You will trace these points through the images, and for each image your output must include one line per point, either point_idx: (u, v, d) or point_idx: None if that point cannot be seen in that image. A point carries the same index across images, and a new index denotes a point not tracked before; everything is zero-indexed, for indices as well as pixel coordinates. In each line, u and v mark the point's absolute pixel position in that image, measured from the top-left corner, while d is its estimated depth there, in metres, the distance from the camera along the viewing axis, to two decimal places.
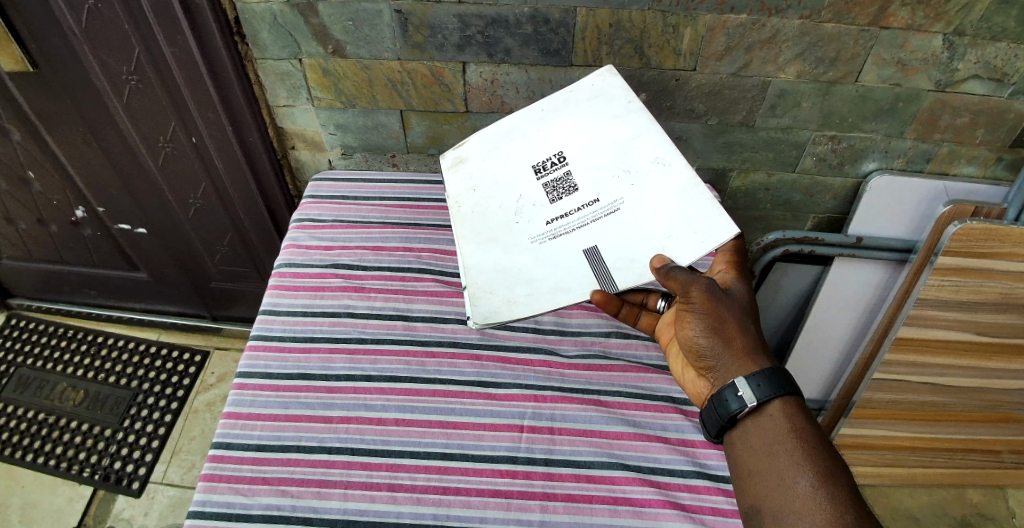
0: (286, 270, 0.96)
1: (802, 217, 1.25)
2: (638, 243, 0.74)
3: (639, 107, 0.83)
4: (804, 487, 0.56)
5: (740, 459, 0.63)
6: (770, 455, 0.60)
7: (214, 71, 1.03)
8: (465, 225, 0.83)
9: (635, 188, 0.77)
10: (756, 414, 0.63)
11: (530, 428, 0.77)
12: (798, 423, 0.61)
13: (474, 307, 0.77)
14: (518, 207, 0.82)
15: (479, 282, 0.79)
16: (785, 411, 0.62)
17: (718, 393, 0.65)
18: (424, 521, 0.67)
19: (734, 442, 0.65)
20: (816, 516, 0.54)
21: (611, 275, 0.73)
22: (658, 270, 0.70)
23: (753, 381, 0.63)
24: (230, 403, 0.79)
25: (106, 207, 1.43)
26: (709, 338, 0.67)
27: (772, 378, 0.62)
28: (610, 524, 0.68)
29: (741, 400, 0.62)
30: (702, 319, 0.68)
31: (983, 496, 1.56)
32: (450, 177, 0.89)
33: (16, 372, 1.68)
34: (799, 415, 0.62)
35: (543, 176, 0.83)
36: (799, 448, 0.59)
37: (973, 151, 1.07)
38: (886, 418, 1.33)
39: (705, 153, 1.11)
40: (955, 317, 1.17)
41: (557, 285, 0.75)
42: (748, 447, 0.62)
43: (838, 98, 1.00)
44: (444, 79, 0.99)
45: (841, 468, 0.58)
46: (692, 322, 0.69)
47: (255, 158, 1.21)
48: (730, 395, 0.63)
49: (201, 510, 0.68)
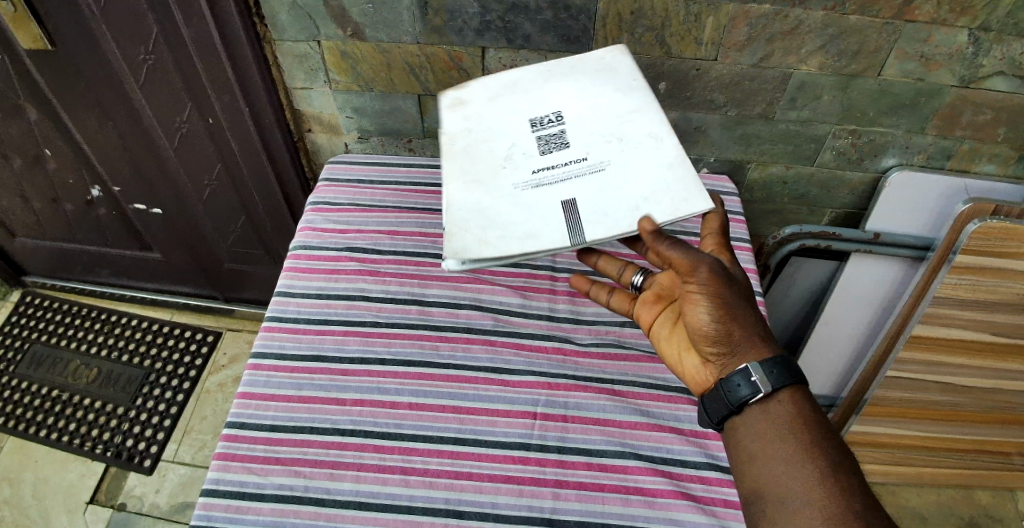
0: (301, 252, 0.97)
1: (819, 212, 1.24)
2: (615, 201, 0.70)
3: (644, 84, 0.82)
4: (813, 474, 0.55)
5: (743, 445, 0.61)
6: (778, 442, 0.59)
7: (231, 53, 1.03)
8: (455, 162, 0.77)
9: (623, 153, 0.75)
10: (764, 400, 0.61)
11: (542, 415, 0.77)
12: (807, 410, 0.60)
13: (448, 241, 0.68)
14: (508, 154, 0.77)
15: (456, 217, 0.71)
16: (793, 398, 0.61)
17: (726, 379, 0.62)
18: (435, 505, 0.67)
19: (737, 425, 0.62)
20: (825, 501, 0.53)
21: (581, 228, 0.68)
22: (666, 243, 0.65)
23: (765, 367, 0.61)
24: (244, 383, 0.80)
25: (121, 187, 1.43)
26: (713, 324, 0.63)
27: (783, 365, 0.61)
28: (621, 513, 0.68)
29: (752, 385, 0.60)
30: (708, 302, 0.64)
31: (991, 498, 1.55)
32: (449, 117, 0.82)
33: (30, 349, 1.70)
34: (806, 402, 0.61)
35: (539, 130, 0.79)
36: (807, 436, 0.58)
37: (994, 149, 1.06)
38: (896, 416, 1.32)
39: (723, 144, 1.11)
40: (970, 316, 1.16)
41: (528, 232, 0.68)
42: (753, 430, 0.61)
43: (859, 92, 0.99)
44: (462, 65, 0.98)
45: (846, 457, 0.58)
46: (696, 304, 0.64)
47: (270, 140, 1.21)
48: (740, 381, 0.61)
49: (214, 489, 0.68)
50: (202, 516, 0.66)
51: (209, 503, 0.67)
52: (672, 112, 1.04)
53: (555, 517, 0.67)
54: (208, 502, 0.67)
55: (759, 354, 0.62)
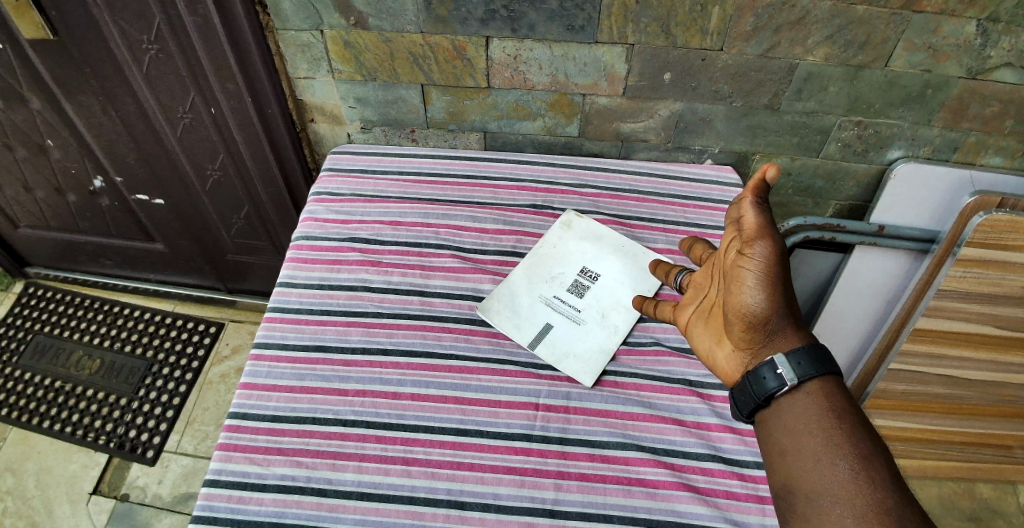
0: (303, 243, 0.96)
1: (823, 204, 1.23)
2: None
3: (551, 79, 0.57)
4: (843, 467, 0.57)
5: (774, 438, 0.64)
6: (807, 435, 0.61)
7: (234, 41, 1.02)
8: None
9: None
10: (793, 391, 0.64)
11: (544, 406, 0.77)
12: (836, 404, 0.62)
13: None
14: None
15: None
16: (822, 390, 0.63)
17: (755, 370, 0.66)
18: (437, 496, 0.67)
19: (768, 417, 0.66)
20: (855, 494, 0.55)
21: None
22: (758, 211, 0.65)
23: (792, 359, 0.64)
24: (247, 374, 0.80)
25: (123, 177, 1.43)
26: (759, 307, 0.66)
27: (811, 355, 0.64)
28: (624, 505, 0.68)
29: (778, 377, 0.63)
30: (759, 286, 0.66)
31: (991, 491, 1.55)
32: None
33: (32, 339, 1.70)
34: (837, 396, 0.63)
35: None
36: (837, 428, 0.60)
37: (1000, 141, 1.05)
38: (899, 409, 1.32)
39: (728, 136, 1.10)
40: (973, 309, 1.15)
41: None
42: (781, 425, 0.64)
43: (867, 83, 0.98)
44: (466, 54, 0.98)
45: (878, 448, 0.59)
46: (745, 285, 0.67)
47: (272, 130, 1.20)
48: (767, 373, 0.64)
49: (216, 479, 0.68)
50: (204, 506, 0.66)
51: (210, 493, 0.67)
52: (677, 102, 1.04)
53: (557, 508, 0.67)
54: (210, 493, 0.67)
55: (791, 344, 0.66)
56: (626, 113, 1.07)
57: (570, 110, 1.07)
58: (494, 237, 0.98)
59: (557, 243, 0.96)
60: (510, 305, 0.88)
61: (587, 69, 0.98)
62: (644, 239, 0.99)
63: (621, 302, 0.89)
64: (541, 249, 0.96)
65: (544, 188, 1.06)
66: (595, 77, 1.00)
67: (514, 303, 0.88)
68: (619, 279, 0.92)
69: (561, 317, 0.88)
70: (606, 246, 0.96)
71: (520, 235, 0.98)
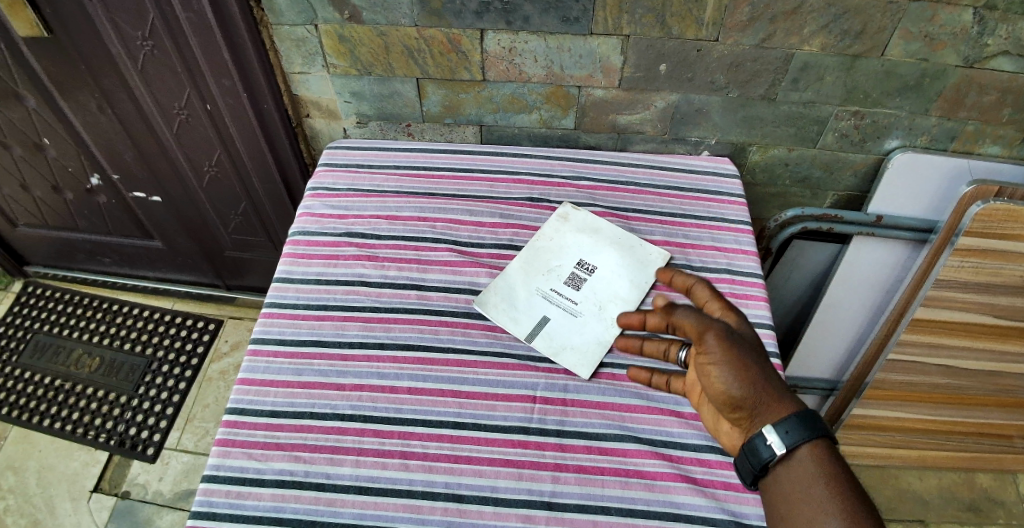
0: (299, 238, 0.96)
1: (821, 195, 1.23)
2: None
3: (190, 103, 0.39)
4: None
5: (770, 503, 0.59)
6: (800, 501, 0.56)
7: (228, 36, 1.02)
8: None
9: None
10: (789, 460, 0.58)
11: (542, 399, 0.77)
12: (834, 465, 0.56)
13: None
14: None
15: None
16: (816, 454, 0.57)
17: (749, 445, 0.60)
18: (435, 490, 0.67)
19: (766, 484, 0.60)
20: None
21: None
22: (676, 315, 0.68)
23: (781, 427, 0.58)
24: (244, 370, 0.80)
25: (121, 174, 1.43)
26: (735, 393, 0.61)
27: (798, 421, 0.57)
28: (622, 496, 0.68)
29: (770, 447, 0.58)
30: (721, 373, 0.63)
31: (991, 480, 1.56)
32: None
33: (32, 338, 1.70)
34: (833, 459, 0.57)
35: None
36: (829, 495, 0.54)
37: (999, 130, 1.05)
38: (898, 399, 1.32)
39: (725, 127, 1.10)
40: (972, 299, 1.15)
41: None
42: (781, 494, 0.58)
43: (863, 72, 0.98)
44: (461, 47, 0.97)
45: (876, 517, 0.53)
46: (710, 377, 0.64)
47: (268, 126, 1.20)
48: (759, 444, 0.59)
49: (214, 475, 0.68)
50: (203, 502, 0.66)
51: (209, 489, 0.67)
52: (673, 94, 1.03)
53: (556, 500, 0.67)
54: (209, 488, 0.67)
55: (783, 411, 0.60)
56: (622, 105, 1.06)
57: (566, 103, 1.07)
58: (490, 230, 0.98)
59: (553, 237, 0.96)
60: (507, 298, 0.88)
61: (583, 61, 0.98)
62: (640, 231, 0.98)
63: (618, 294, 0.89)
64: (537, 243, 0.95)
65: (540, 181, 1.06)
66: (590, 69, 1.00)
67: (512, 297, 0.88)
68: (616, 271, 0.92)
69: (558, 310, 0.87)
70: (602, 238, 0.96)
71: (516, 228, 0.98)
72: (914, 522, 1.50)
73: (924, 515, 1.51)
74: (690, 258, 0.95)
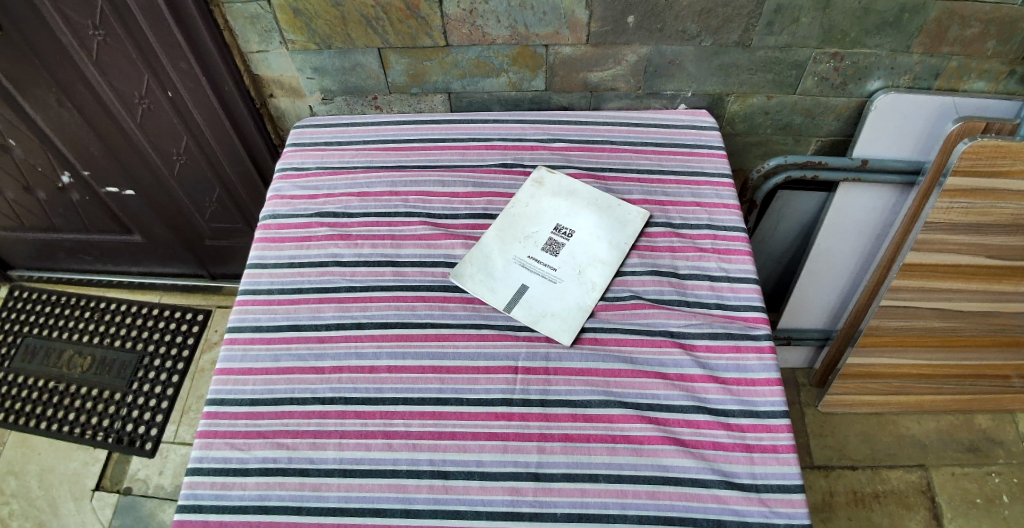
0: (271, 221, 0.95)
1: (805, 141, 1.21)
2: None
3: None
4: None
5: None
6: None
7: (179, 17, 0.99)
8: None
9: None
10: None
11: (524, 369, 0.75)
12: None
13: None
14: None
15: None
16: None
17: None
18: (420, 468, 0.67)
19: None
20: None
21: None
22: None
23: None
24: (222, 358, 0.79)
25: (90, 170, 1.42)
26: None
27: None
28: (609, 463, 0.67)
29: None
30: None
31: (991, 421, 1.56)
32: None
33: (22, 342, 1.71)
34: None
35: None
36: None
37: (984, 64, 1.02)
38: (894, 345, 1.31)
39: (700, 77, 1.07)
40: (965, 240, 1.12)
41: None
42: None
43: (840, 11, 0.94)
44: (420, 12, 0.94)
45: None
46: None
47: (232, 108, 1.18)
48: None
49: (198, 467, 0.68)
50: (189, 495, 0.66)
51: (194, 481, 0.67)
52: (644, 46, 1.00)
53: (542, 471, 0.66)
54: (194, 481, 0.67)
55: None
56: (592, 62, 1.04)
57: (533, 63, 1.04)
58: (465, 200, 0.96)
59: (529, 202, 0.94)
60: (483, 268, 0.86)
61: (547, 18, 0.95)
62: (618, 191, 0.96)
63: (597, 256, 0.87)
64: (513, 210, 0.94)
65: (514, 146, 1.04)
66: (555, 26, 0.96)
67: (489, 268, 0.86)
68: (594, 234, 0.90)
69: (536, 277, 0.85)
70: (579, 201, 0.94)
71: (490, 197, 0.96)
72: (914, 466, 1.50)
73: (924, 459, 1.52)
74: (670, 215, 0.93)
